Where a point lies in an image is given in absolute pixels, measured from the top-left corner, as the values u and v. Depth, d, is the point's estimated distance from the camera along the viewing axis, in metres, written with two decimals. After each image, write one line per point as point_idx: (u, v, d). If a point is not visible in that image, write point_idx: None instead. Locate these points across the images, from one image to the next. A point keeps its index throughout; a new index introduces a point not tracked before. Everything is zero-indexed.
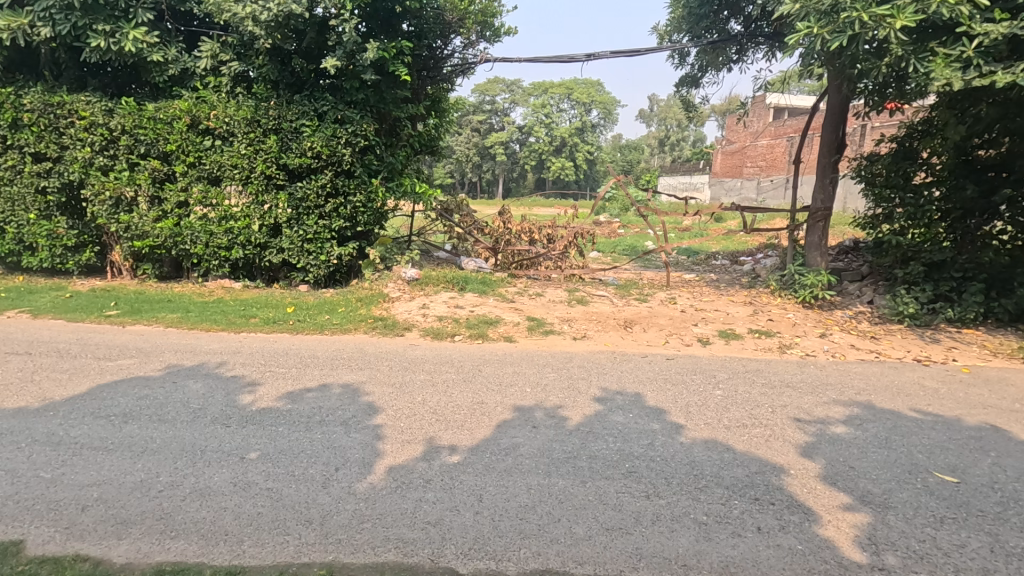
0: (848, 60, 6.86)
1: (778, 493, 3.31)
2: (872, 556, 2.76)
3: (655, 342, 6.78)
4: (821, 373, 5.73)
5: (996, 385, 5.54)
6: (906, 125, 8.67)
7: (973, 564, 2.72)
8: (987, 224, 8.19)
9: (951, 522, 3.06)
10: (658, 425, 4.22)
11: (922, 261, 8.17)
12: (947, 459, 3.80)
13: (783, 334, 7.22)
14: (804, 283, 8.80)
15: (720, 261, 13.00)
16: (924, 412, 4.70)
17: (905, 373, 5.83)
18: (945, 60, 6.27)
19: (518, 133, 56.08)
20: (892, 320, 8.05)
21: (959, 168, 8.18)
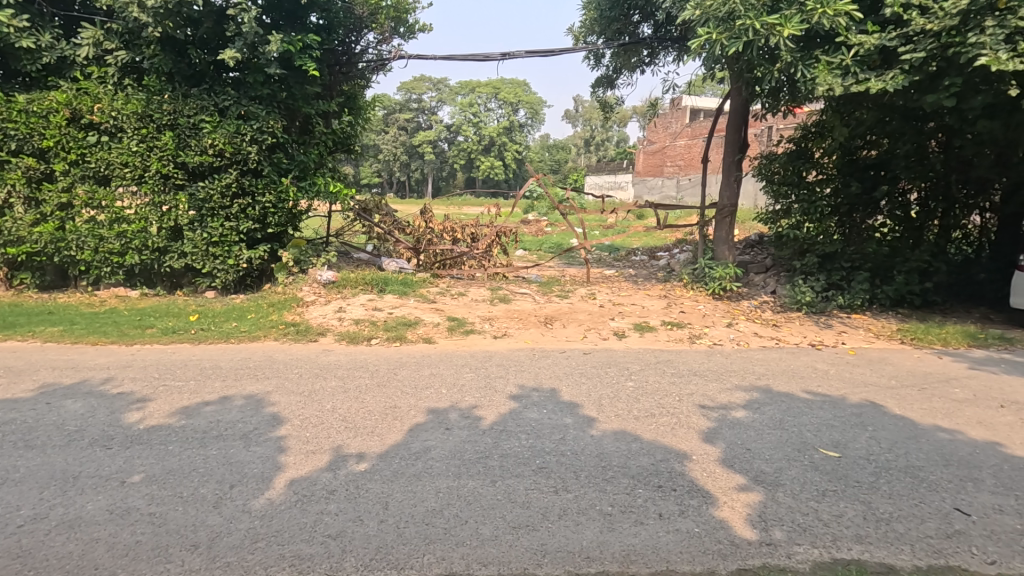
0: (744, 65, 7.29)
1: (680, 479, 3.44)
2: (761, 532, 2.92)
3: (574, 337, 6.92)
4: (726, 360, 6.05)
5: (877, 364, 6.09)
6: (800, 126, 9.29)
7: (849, 532, 2.95)
8: (871, 218, 9.01)
9: (832, 494, 3.30)
10: (571, 419, 4.28)
11: (816, 252, 8.83)
12: (831, 436, 4.11)
13: (694, 325, 7.58)
14: (713, 276, 9.29)
15: (639, 256, 13.48)
16: (814, 392, 5.07)
17: (801, 357, 6.27)
18: (827, 67, 6.80)
19: (446, 131, 55.62)
20: (792, 309, 8.65)
21: (846, 167, 8.93)
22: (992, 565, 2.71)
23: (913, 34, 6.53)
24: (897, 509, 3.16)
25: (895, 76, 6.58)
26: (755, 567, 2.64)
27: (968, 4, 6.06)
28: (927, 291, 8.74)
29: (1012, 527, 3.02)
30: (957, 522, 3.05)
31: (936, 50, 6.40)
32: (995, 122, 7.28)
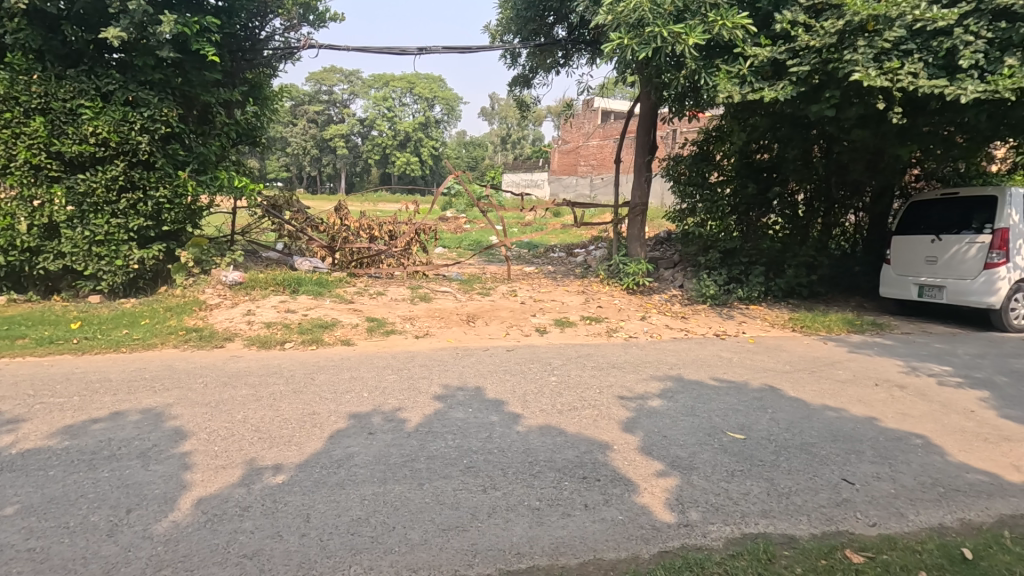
0: (653, 70, 7.66)
1: (603, 469, 3.56)
2: (679, 514, 3.09)
3: (497, 334, 6.95)
4: (642, 352, 6.34)
5: (773, 351, 6.65)
6: (703, 130, 9.90)
7: (756, 508, 3.19)
8: (765, 217, 9.80)
9: (740, 474, 3.55)
10: (497, 417, 4.30)
11: (719, 249, 9.49)
12: (737, 419, 4.43)
13: (610, 319, 7.87)
14: (627, 271, 9.72)
15: (557, 253, 13.81)
16: (721, 379, 5.45)
17: (708, 347, 6.70)
18: (727, 75, 7.30)
19: (359, 125, 53.84)
20: (698, 302, 9.22)
21: (743, 170, 9.63)
22: (874, 527, 3.04)
23: (799, 49, 7.15)
24: (795, 483, 3.47)
25: (784, 87, 7.18)
26: (675, 548, 2.79)
27: (844, 25, 6.73)
28: (813, 283, 9.66)
29: (888, 492, 3.40)
30: (844, 491, 3.39)
31: (818, 65, 7.05)
32: (867, 132, 8.13)
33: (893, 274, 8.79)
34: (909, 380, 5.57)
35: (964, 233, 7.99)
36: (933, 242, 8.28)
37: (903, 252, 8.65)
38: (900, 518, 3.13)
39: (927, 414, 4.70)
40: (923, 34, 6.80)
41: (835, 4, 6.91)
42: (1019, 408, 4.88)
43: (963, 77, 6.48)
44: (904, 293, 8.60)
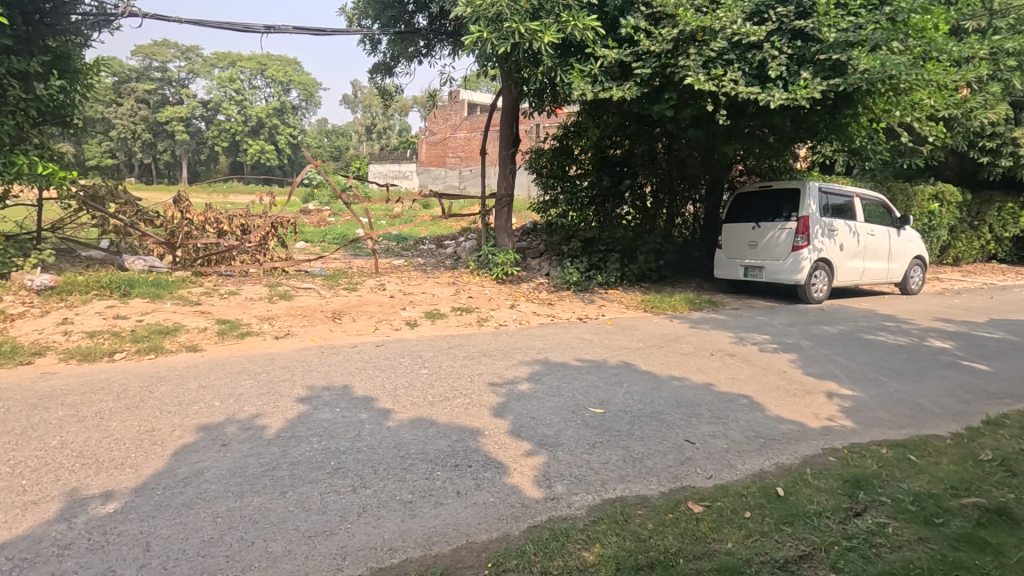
0: (512, 64, 7.89)
1: (474, 455, 3.63)
2: (546, 489, 3.27)
3: (365, 330, 6.73)
4: (511, 339, 6.54)
5: (629, 330, 7.24)
6: (562, 125, 10.40)
7: (614, 474, 3.47)
8: (619, 208, 10.59)
9: (600, 446, 3.83)
10: (366, 414, 4.18)
11: (580, 238, 10.15)
12: (598, 395, 4.77)
13: (481, 309, 8.01)
14: (496, 262, 9.97)
15: (427, 245, 13.69)
16: (583, 360, 5.82)
17: (572, 331, 7.11)
18: (580, 74, 7.74)
19: (201, 108, 48.44)
20: (563, 288, 9.79)
21: (598, 164, 10.31)
22: (710, 479, 3.47)
23: (642, 53, 7.80)
24: (646, 448, 3.82)
25: (631, 87, 7.79)
26: (543, 522, 2.94)
27: (678, 33, 7.47)
28: (661, 268, 10.65)
29: (722, 447, 3.89)
30: (688, 451, 3.81)
31: (658, 68, 7.76)
32: (700, 131, 9.10)
33: (724, 257, 10.00)
34: (737, 348, 6.41)
35: (777, 220, 9.34)
36: (754, 229, 9.58)
37: (732, 238, 9.89)
38: (730, 469, 3.60)
39: (751, 376, 5.46)
40: (741, 47, 7.69)
41: (671, 14, 7.62)
42: (818, 366, 5.85)
43: (771, 86, 7.52)
44: (733, 274, 9.85)
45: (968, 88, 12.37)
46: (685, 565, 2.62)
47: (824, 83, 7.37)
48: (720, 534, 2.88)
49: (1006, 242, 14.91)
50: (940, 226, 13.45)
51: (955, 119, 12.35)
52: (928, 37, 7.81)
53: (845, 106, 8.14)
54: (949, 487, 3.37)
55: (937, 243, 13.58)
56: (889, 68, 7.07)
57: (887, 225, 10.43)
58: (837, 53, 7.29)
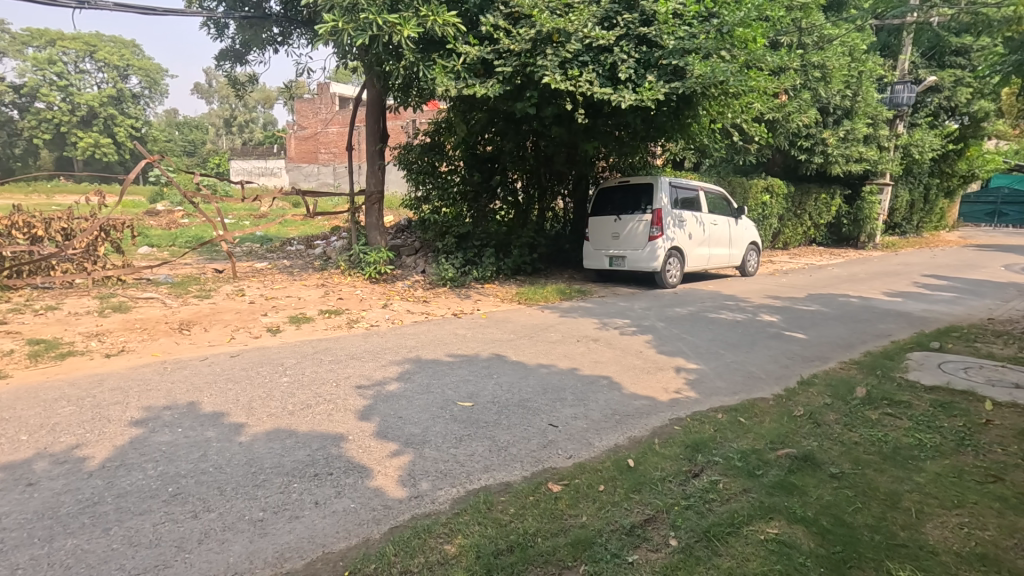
0: (373, 57, 7.67)
1: (336, 462, 3.49)
2: (410, 488, 3.24)
3: (218, 340, 6.17)
4: (383, 340, 6.37)
5: (502, 323, 7.40)
6: (433, 121, 10.30)
7: (480, 465, 3.53)
8: (492, 203, 10.76)
9: (467, 439, 3.87)
10: (214, 431, 3.84)
11: (453, 234, 10.14)
12: (467, 389, 4.82)
13: (351, 310, 7.71)
14: (368, 261, 9.65)
15: (295, 246, 12.89)
16: (455, 355, 5.84)
17: (446, 327, 7.10)
18: (442, 69, 7.73)
19: (12, 93, 41.27)
20: (439, 284, 9.74)
21: (469, 159, 10.38)
22: (570, 459, 3.66)
23: (502, 51, 7.98)
24: (511, 436, 3.93)
25: (493, 84, 7.92)
26: (404, 522, 2.90)
27: (535, 34, 7.74)
28: (535, 260, 11.01)
29: (581, 427, 4.13)
30: (550, 435, 3.98)
31: (518, 67, 7.96)
32: (562, 129, 9.53)
33: (591, 248, 10.60)
34: (600, 334, 6.82)
35: (635, 213, 10.06)
36: (616, 221, 10.26)
37: (597, 231, 10.52)
38: (588, 447, 3.83)
39: (612, 358, 5.84)
40: (594, 49, 8.16)
41: (528, 15, 7.87)
42: (670, 345, 6.42)
43: (622, 87, 8.07)
44: (600, 264, 10.48)
45: (786, 95, 14.21)
46: (542, 544, 2.74)
47: (667, 86, 8.06)
48: (576, 509, 3.04)
49: (822, 228, 17.42)
50: (771, 216, 15.37)
51: (778, 122, 14.16)
52: (749, 48, 8.86)
53: (687, 108, 8.96)
54: (768, 442, 3.86)
55: (769, 231, 15.52)
56: (719, 74, 7.93)
57: (727, 215, 11.69)
58: (676, 59, 8.03)
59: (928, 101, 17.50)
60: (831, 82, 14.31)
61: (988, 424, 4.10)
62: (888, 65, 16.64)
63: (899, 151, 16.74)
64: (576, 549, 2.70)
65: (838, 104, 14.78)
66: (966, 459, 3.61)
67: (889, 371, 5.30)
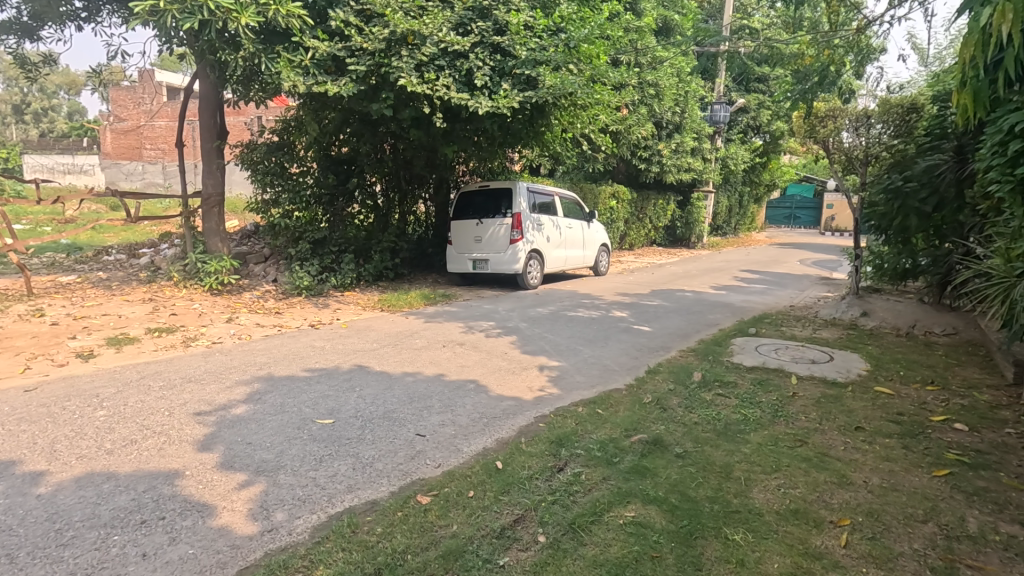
0: (205, 44, 6.94)
1: (170, 503, 3.04)
2: (263, 521, 2.93)
3: (9, 372, 5.09)
4: (227, 358, 5.74)
5: (363, 332, 7.08)
6: (281, 119, 9.54)
7: (342, 486, 3.31)
8: (349, 206, 10.26)
9: (328, 459, 3.61)
10: (1, 485, 3.14)
11: (308, 239, 9.48)
12: (327, 405, 4.51)
13: (187, 326, 6.83)
14: (208, 271, 8.66)
15: (113, 255, 11.14)
16: (312, 369, 5.45)
17: (301, 339, 6.61)
18: (288, 64, 7.23)
19: None
20: (293, 294, 9.05)
21: (322, 161, 9.78)
22: (438, 468, 3.59)
23: (355, 49, 7.68)
24: (377, 451, 3.76)
25: (346, 83, 7.54)
26: (256, 561, 2.61)
27: (388, 34, 7.54)
28: (397, 265, 10.74)
29: (449, 434, 4.08)
30: (418, 445, 3.88)
31: (372, 67, 7.67)
32: (421, 132, 9.38)
33: (454, 252, 10.63)
34: (466, 337, 6.83)
35: (497, 217, 10.27)
36: (478, 225, 10.40)
37: (460, 235, 10.58)
38: (457, 454, 3.79)
39: (477, 361, 5.87)
40: (450, 54, 8.18)
41: (380, 14, 7.67)
42: (533, 344, 6.63)
43: (478, 93, 8.18)
44: (464, 268, 10.55)
45: (627, 109, 15.55)
46: (412, 561, 2.63)
47: (521, 94, 8.33)
48: (446, 519, 2.98)
49: (661, 231, 19.35)
50: (618, 219, 16.71)
51: (620, 133, 15.44)
52: (594, 63, 9.51)
53: (540, 116, 9.35)
54: (624, 430, 4.15)
55: (617, 233, 16.85)
56: (567, 86, 8.39)
57: (580, 219, 12.45)
58: (528, 70, 8.37)
59: (739, 120, 20.26)
60: (663, 99, 15.95)
61: (794, 396, 4.82)
62: (707, 87, 19.00)
63: (719, 162, 19.17)
64: (448, 561, 2.64)
65: (669, 119, 16.54)
66: (779, 428, 4.20)
67: (719, 356, 6.02)
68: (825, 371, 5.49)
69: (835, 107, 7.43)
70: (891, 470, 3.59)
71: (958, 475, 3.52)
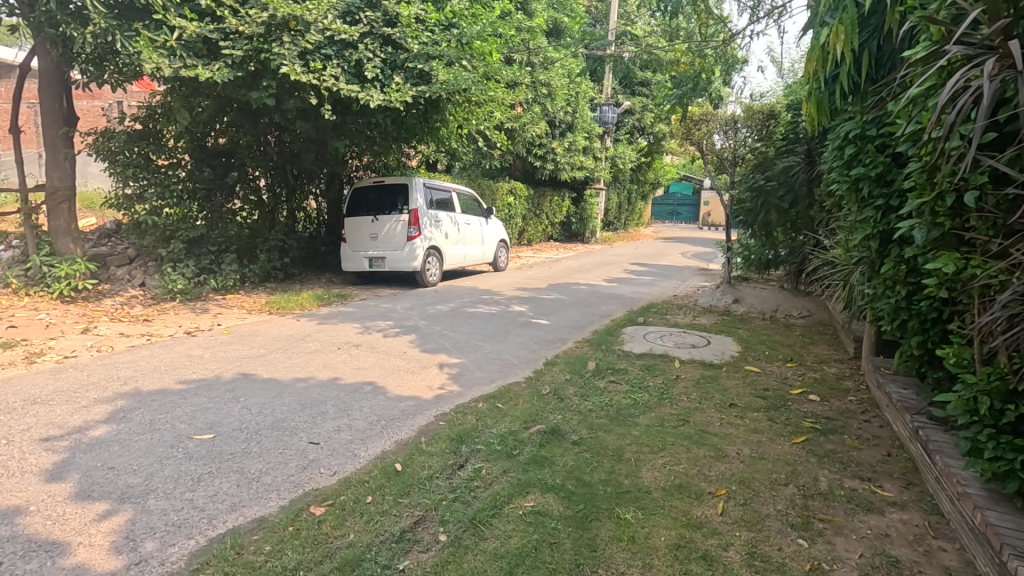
0: (43, 17, 6.26)
1: (10, 545, 2.64)
2: (129, 554, 2.63)
3: None
4: (83, 373, 5.07)
5: (249, 337, 6.59)
6: (144, 105, 8.60)
7: (224, 505, 3.06)
8: (229, 202, 9.48)
9: (207, 477, 3.32)
10: None
11: (181, 238, 8.60)
12: (206, 419, 4.14)
13: (32, 340, 5.95)
14: (57, 275, 7.59)
15: None
16: (188, 381, 4.97)
17: (175, 348, 6.01)
18: (150, 44, 6.52)
19: None
20: (165, 298, 8.20)
21: (196, 152, 8.95)
22: (333, 476, 3.43)
23: (229, 32, 7.11)
24: (264, 464, 3.51)
25: (220, 69, 6.94)
26: None
27: (267, 17, 7.05)
28: (286, 265, 10.12)
29: (345, 439, 3.92)
30: (311, 454, 3.68)
31: (250, 52, 7.13)
32: (308, 124, 8.89)
33: (349, 250, 10.25)
34: (362, 338, 6.60)
35: (393, 213, 10.02)
36: (373, 222, 10.08)
37: (354, 232, 10.20)
38: (354, 460, 3.64)
39: (375, 362, 5.70)
40: (337, 43, 7.83)
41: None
42: (432, 342, 6.56)
43: (369, 86, 7.91)
44: (359, 266, 10.20)
45: (521, 107, 15.86)
46: None
47: (414, 89, 8.19)
48: (342, 529, 2.86)
49: (557, 226, 19.96)
50: (516, 215, 16.98)
51: (516, 130, 15.71)
52: (488, 60, 9.55)
53: (434, 111, 9.24)
54: (523, 422, 4.24)
55: (515, 229, 17.12)
56: (461, 81, 8.37)
57: (479, 215, 12.50)
58: (420, 64, 8.26)
59: (626, 121, 21.44)
60: (555, 99, 16.44)
61: (678, 379, 5.21)
62: (596, 89, 19.90)
63: (609, 161, 20.14)
64: (343, 573, 2.53)
65: (562, 118, 17.09)
66: (665, 409, 4.51)
67: (611, 345, 6.33)
68: (703, 354, 5.99)
69: (708, 112, 8.20)
70: (759, 440, 3.99)
71: (812, 441, 3.99)
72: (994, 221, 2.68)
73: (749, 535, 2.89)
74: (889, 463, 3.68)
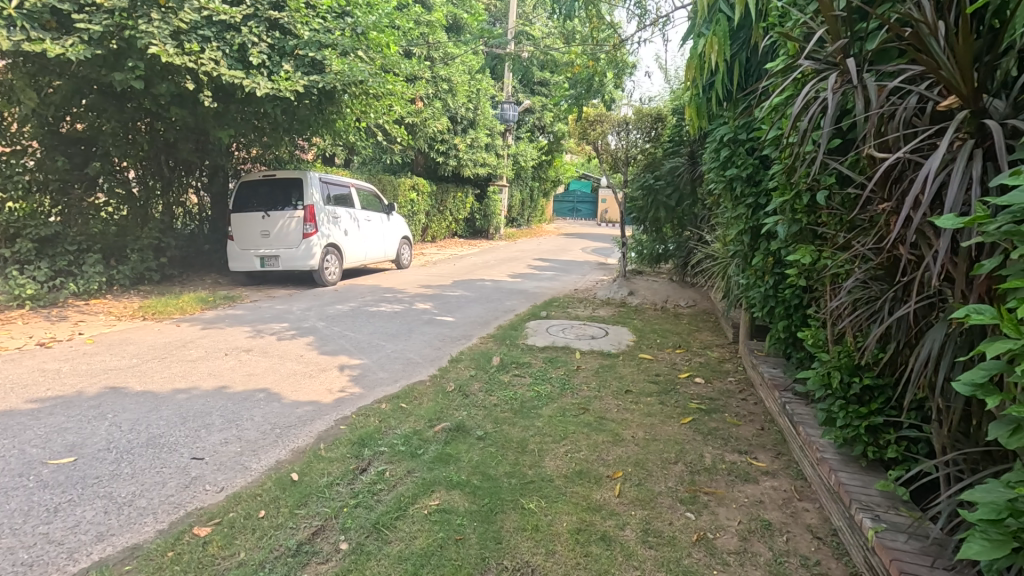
0: None
1: None
2: None
3: None
4: None
5: (118, 346, 5.91)
6: None
7: (88, 536, 2.72)
8: (91, 196, 8.38)
9: (66, 506, 2.94)
10: None
11: (29, 237, 7.43)
12: (65, 441, 3.66)
13: None
14: None
15: None
16: (42, 399, 4.36)
17: (25, 363, 5.25)
18: None
19: None
20: (11, 306, 7.13)
21: (46, 138, 7.80)
22: (220, 492, 3.17)
23: (85, 4, 6.30)
24: (138, 486, 3.17)
25: (75, 45, 6.13)
26: None
27: None
28: (162, 265, 9.28)
29: (234, 452, 3.64)
30: (194, 470, 3.38)
31: (110, 27, 6.35)
32: (184, 111, 8.14)
33: (237, 249, 9.55)
34: (254, 342, 6.17)
35: (285, 209, 9.46)
36: (264, 218, 9.44)
37: (242, 229, 9.50)
38: (244, 473, 3.40)
39: (267, 368, 5.35)
40: (216, 25, 7.24)
41: None
42: (332, 344, 6.28)
43: (255, 73, 7.41)
44: (249, 266, 9.53)
45: (421, 102, 15.57)
46: None
47: (305, 78, 7.80)
48: (231, 548, 2.66)
49: (461, 223, 19.90)
50: (419, 212, 16.70)
51: (416, 125, 15.39)
52: (385, 52, 9.30)
53: (328, 102, 8.83)
54: (428, 420, 4.18)
55: (418, 226, 16.83)
56: (356, 73, 8.11)
57: (380, 211, 12.14)
58: (312, 51, 7.90)
59: (526, 120, 21.82)
60: (456, 95, 16.35)
61: (578, 369, 5.40)
62: (497, 87, 20.06)
63: (511, 158, 20.40)
64: None
65: (463, 114, 17.02)
66: (566, 399, 4.66)
67: (515, 339, 6.43)
68: (601, 345, 6.27)
69: (602, 113, 8.57)
70: (652, 423, 4.24)
71: (698, 420, 4.32)
72: (840, 217, 3.05)
73: (642, 513, 3.07)
74: (762, 436, 4.08)
